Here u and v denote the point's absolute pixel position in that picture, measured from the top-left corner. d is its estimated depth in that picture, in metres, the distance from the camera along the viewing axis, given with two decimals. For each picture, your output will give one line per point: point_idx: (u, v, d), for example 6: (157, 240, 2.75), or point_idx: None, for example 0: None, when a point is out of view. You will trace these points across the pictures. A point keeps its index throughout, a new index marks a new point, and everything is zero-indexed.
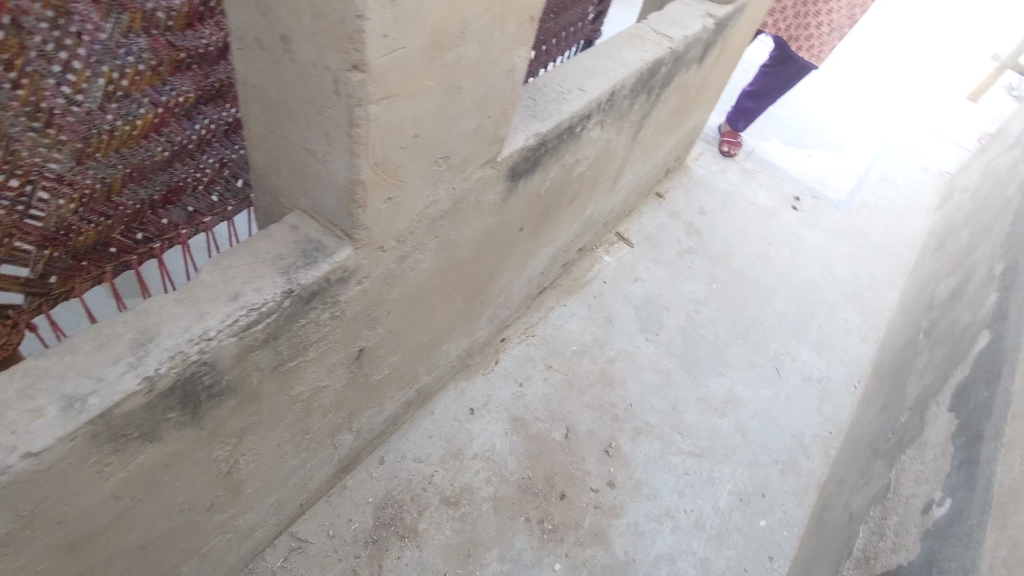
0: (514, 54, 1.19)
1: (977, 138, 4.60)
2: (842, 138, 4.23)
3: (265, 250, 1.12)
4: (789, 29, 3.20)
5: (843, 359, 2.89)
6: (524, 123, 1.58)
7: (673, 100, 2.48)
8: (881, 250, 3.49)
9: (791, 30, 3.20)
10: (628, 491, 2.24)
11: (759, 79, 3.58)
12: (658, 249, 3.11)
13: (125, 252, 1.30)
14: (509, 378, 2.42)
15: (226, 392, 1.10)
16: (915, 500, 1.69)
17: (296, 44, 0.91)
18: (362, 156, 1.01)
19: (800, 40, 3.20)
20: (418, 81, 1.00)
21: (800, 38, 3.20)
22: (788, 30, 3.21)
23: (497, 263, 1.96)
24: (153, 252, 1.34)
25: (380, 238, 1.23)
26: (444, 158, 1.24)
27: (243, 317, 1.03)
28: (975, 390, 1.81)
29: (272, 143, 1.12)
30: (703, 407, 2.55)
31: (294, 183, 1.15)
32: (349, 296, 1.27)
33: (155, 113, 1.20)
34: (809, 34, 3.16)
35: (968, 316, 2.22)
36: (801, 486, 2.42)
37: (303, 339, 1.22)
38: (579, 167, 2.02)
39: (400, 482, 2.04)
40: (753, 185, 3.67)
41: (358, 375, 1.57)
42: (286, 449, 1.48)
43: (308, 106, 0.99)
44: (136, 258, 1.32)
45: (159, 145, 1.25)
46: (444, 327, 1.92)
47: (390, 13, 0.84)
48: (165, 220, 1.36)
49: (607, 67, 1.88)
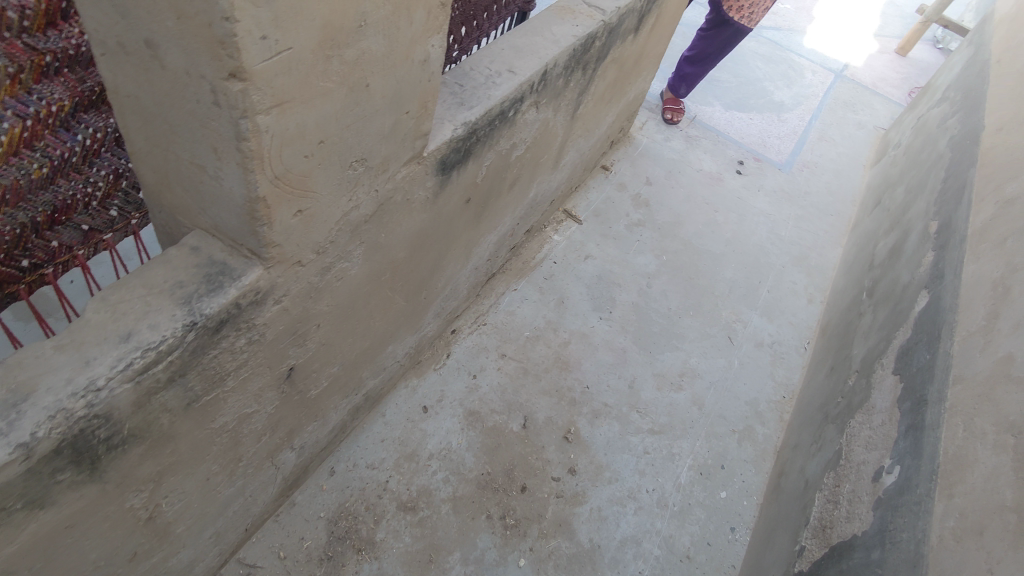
0: (426, 43, 1.09)
1: (908, 91, 4.67)
2: (782, 99, 4.24)
3: (162, 278, 1.01)
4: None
5: (793, 322, 2.92)
6: (450, 112, 1.48)
7: (610, 73, 2.40)
8: (824, 209, 3.52)
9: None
10: (589, 476, 2.21)
11: (698, 43, 3.51)
12: (607, 224, 3.05)
13: (10, 281, 1.21)
14: (462, 371, 2.34)
15: (129, 440, 1.01)
16: (866, 467, 1.70)
17: (163, 50, 0.80)
18: (258, 172, 0.90)
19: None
20: (314, 84, 0.89)
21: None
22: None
23: (438, 257, 1.87)
24: (43, 279, 1.23)
25: (295, 253, 1.13)
26: (360, 160, 1.14)
27: (137, 359, 0.94)
28: (918, 351, 1.81)
29: (159, 158, 1.00)
30: (660, 383, 2.53)
31: (190, 200, 1.04)
32: (266, 318, 1.17)
33: (23, 127, 1.10)
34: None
35: (908, 275, 2.24)
36: (759, 453, 2.43)
37: (217, 370, 1.12)
38: (516, 151, 1.92)
39: (353, 492, 1.98)
40: (698, 151, 3.64)
41: (291, 393, 1.48)
42: (217, 479, 1.39)
43: (189, 118, 0.87)
44: (24, 287, 1.23)
45: (34, 163, 1.14)
46: (386, 329, 1.83)
47: (266, 11, 0.73)
48: (54, 241, 1.24)
49: (537, 45, 1.78)
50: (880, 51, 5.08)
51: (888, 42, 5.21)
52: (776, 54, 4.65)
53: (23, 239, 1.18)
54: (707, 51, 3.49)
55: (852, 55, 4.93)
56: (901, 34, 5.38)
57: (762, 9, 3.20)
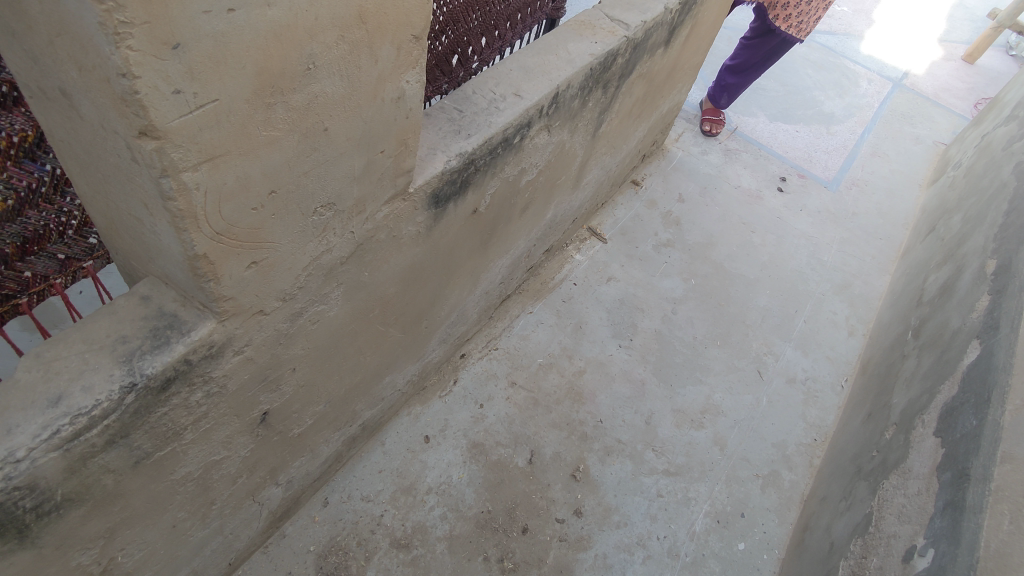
0: (398, 79, 0.99)
1: (974, 103, 4.33)
2: (832, 109, 3.98)
3: (105, 332, 0.94)
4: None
5: (830, 356, 2.71)
6: (445, 141, 1.36)
7: (637, 89, 2.25)
8: (872, 232, 3.28)
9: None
10: (596, 520, 2.07)
11: (740, 52, 3.29)
12: (633, 244, 2.89)
13: None
14: (469, 400, 2.23)
15: (65, 505, 0.95)
16: (897, 542, 1.52)
17: (77, 100, 0.71)
18: (192, 230, 0.82)
19: (778, 7, 2.92)
20: (254, 134, 0.80)
21: (777, 4, 2.91)
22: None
23: (439, 287, 1.76)
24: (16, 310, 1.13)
25: (254, 304, 1.04)
26: (328, 205, 1.04)
27: (65, 426, 0.87)
28: (963, 413, 1.62)
29: (103, 204, 0.92)
30: (679, 420, 2.37)
31: (137, 248, 0.96)
32: (225, 370, 1.09)
33: None
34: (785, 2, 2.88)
35: (958, 320, 2.03)
36: (783, 502, 2.25)
37: (170, 426, 1.05)
38: (526, 176, 1.80)
39: (345, 525, 1.90)
40: (737, 166, 3.44)
41: (269, 435, 1.41)
42: (186, 524, 1.33)
43: (116, 170, 0.79)
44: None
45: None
46: (381, 362, 1.74)
47: (174, 64, 0.64)
48: (26, 272, 1.12)
49: (550, 65, 1.65)
50: (945, 57, 4.73)
51: (954, 48, 4.85)
52: (828, 61, 4.37)
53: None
54: (752, 59, 3.28)
55: (913, 62, 4.60)
56: (970, 39, 5.01)
57: (812, 18, 2.94)
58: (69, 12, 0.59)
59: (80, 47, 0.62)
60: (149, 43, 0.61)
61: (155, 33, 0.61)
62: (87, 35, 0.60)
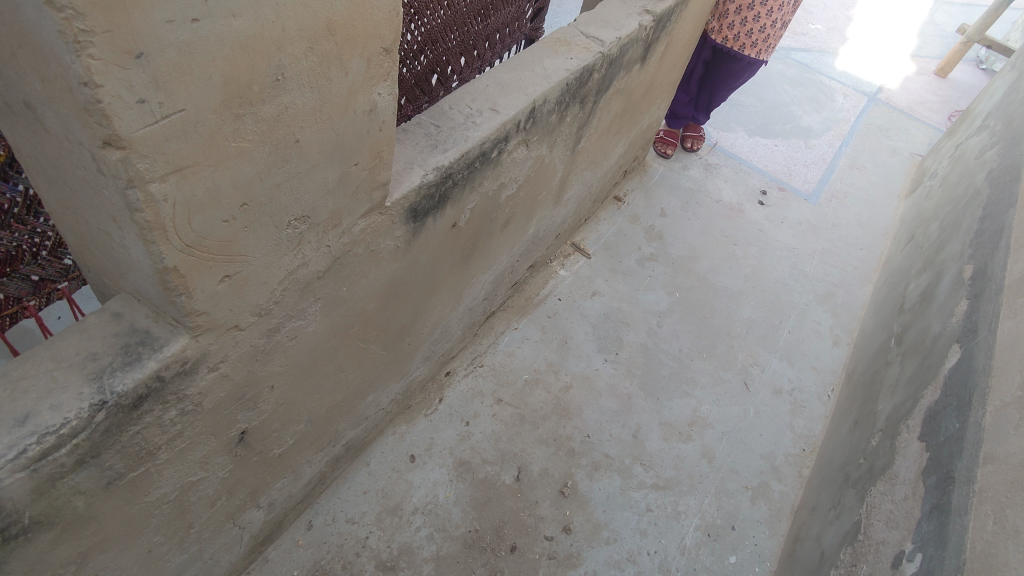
0: (369, 91, 1.00)
1: (947, 116, 4.43)
2: (810, 124, 4.05)
3: (74, 350, 0.93)
4: (738, 37, 2.93)
5: (815, 366, 2.72)
6: (421, 156, 1.37)
7: (616, 105, 2.29)
8: (852, 242, 3.31)
9: (742, 36, 2.92)
10: (585, 536, 2.04)
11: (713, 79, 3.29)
12: (617, 258, 2.90)
13: None
14: (454, 418, 2.20)
15: (33, 528, 0.93)
16: (885, 548, 1.51)
17: (42, 113, 0.71)
18: (161, 243, 0.81)
19: (755, 43, 2.94)
20: (223, 145, 0.80)
21: (753, 41, 2.93)
22: (738, 37, 2.93)
23: (421, 301, 1.75)
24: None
25: (228, 319, 1.03)
26: (302, 218, 1.04)
27: (32, 445, 0.85)
28: (946, 417, 1.63)
29: (73, 221, 0.92)
30: (667, 433, 2.36)
31: (108, 264, 0.95)
32: (201, 387, 1.08)
33: None
34: (762, 36, 2.91)
35: (938, 325, 2.06)
36: (773, 513, 2.24)
37: (143, 445, 1.03)
38: (506, 190, 1.81)
39: (330, 549, 1.86)
40: (717, 180, 3.48)
41: (248, 455, 1.39)
42: (163, 549, 1.30)
43: (83, 184, 0.79)
44: None
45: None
46: (364, 379, 1.72)
47: (137, 73, 0.65)
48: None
49: (526, 81, 1.67)
50: (918, 72, 4.84)
51: (927, 63, 4.97)
52: (804, 77, 4.46)
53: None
54: (724, 86, 3.27)
55: (887, 77, 4.70)
56: (940, 54, 5.14)
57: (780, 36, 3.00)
58: (29, 22, 0.60)
59: (43, 58, 0.63)
60: (112, 52, 0.62)
61: (118, 42, 0.62)
62: (48, 44, 0.61)
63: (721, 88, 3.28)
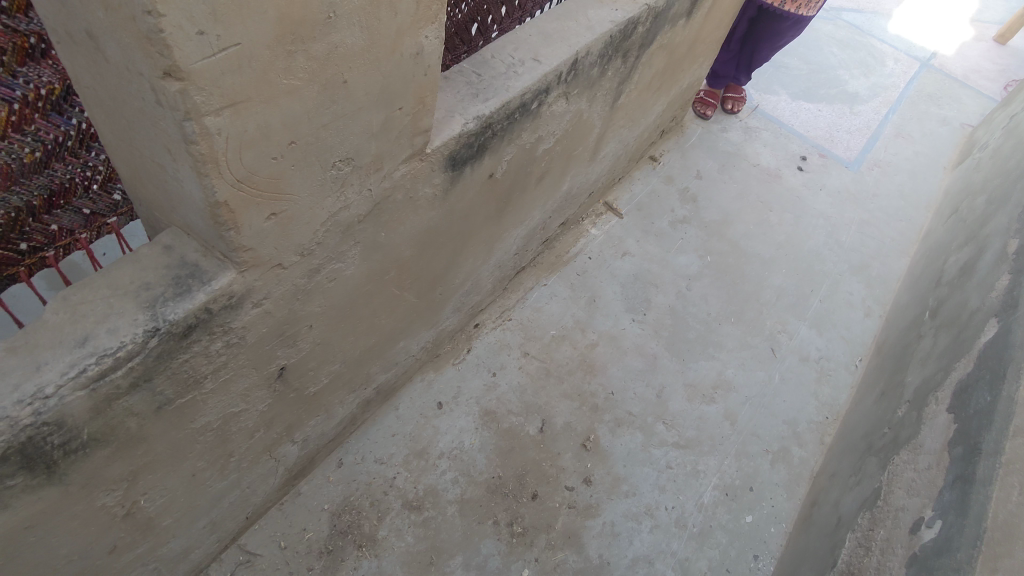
0: (417, 34, 1.00)
1: (1003, 85, 4.23)
2: (857, 88, 3.90)
3: (129, 279, 0.96)
4: None
5: (845, 335, 2.69)
6: (463, 104, 1.36)
7: (658, 61, 2.23)
8: (892, 213, 3.23)
9: None
10: (605, 488, 2.09)
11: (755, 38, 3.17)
12: (650, 219, 2.88)
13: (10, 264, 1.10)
14: (481, 369, 2.25)
15: (91, 444, 0.99)
16: (904, 514, 1.51)
17: (104, 43, 0.73)
18: (213, 175, 0.83)
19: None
20: (275, 82, 0.81)
21: None
22: None
23: (454, 252, 1.77)
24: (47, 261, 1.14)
25: (273, 256, 1.06)
26: (345, 160, 1.05)
27: (91, 366, 0.90)
28: (977, 390, 1.62)
29: (127, 152, 0.94)
30: (690, 394, 2.37)
31: (161, 197, 0.98)
32: (245, 321, 1.12)
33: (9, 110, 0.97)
34: None
35: (977, 300, 2.02)
36: (792, 477, 2.26)
37: (191, 373, 1.08)
38: (543, 144, 1.80)
39: (359, 486, 1.94)
40: (756, 144, 3.40)
41: (286, 391, 1.44)
42: (206, 474, 1.38)
43: (140, 115, 0.81)
44: (25, 268, 1.12)
45: (25, 147, 1.01)
46: (396, 326, 1.76)
47: (198, 4, 0.66)
48: (53, 225, 1.11)
49: (569, 31, 1.64)
50: (976, 38, 4.61)
51: (986, 29, 4.72)
52: (854, 39, 4.28)
53: (18, 222, 1.05)
54: (766, 45, 3.15)
55: (942, 42, 4.49)
56: (1002, 19, 4.87)
57: None
58: None
59: None
60: None
61: None
62: None
63: (763, 47, 3.17)
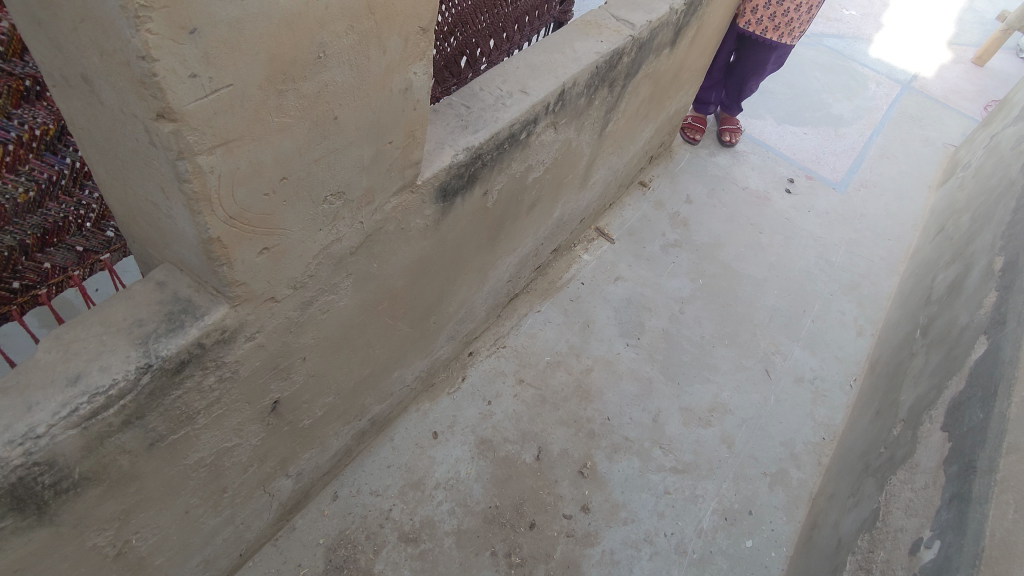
0: (406, 70, 1.02)
1: (983, 105, 4.32)
2: (840, 111, 3.98)
3: (122, 316, 0.97)
4: (764, 22, 2.87)
5: (838, 355, 2.70)
6: (452, 136, 1.39)
7: (644, 89, 2.28)
8: (880, 233, 3.27)
9: (768, 21, 2.86)
10: (603, 516, 2.07)
11: (739, 64, 3.23)
12: (641, 244, 2.90)
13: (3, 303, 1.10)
14: (477, 397, 2.24)
15: (82, 483, 0.98)
16: (903, 535, 1.51)
17: (99, 86, 0.75)
18: (206, 213, 0.85)
19: (781, 27, 2.88)
20: (267, 120, 0.83)
21: (779, 25, 2.86)
22: (763, 23, 2.87)
23: (447, 281, 1.77)
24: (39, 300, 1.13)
25: (265, 290, 1.07)
26: (337, 194, 1.07)
27: (84, 405, 0.90)
28: (970, 407, 1.62)
29: (121, 191, 0.95)
30: (686, 418, 2.37)
31: (155, 235, 0.99)
32: (238, 355, 1.12)
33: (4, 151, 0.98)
34: (787, 20, 2.85)
35: (966, 317, 2.04)
36: (791, 500, 2.25)
37: (184, 409, 1.08)
38: (533, 173, 1.82)
39: (355, 519, 1.92)
40: (744, 168, 3.45)
41: (279, 424, 1.44)
42: (199, 511, 1.36)
43: (134, 155, 0.83)
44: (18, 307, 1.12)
45: (19, 186, 1.02)
46: (390, 356, 1.76)
47: (191, 48, 0.68)
48: (47, 263, 1.12)
49: (556, 63, 1.68)
50: (954, 61, 4.71)
51: (964, 51, 4.84)
52: (836, 64, 4.38)
53: (11, 261, 1.06)
54: (749, 71, 3.21)
55: (922, 65, 4.59)
56: (979, 42, 5.00)
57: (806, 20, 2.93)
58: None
59: (103, 33, 0.66)
60: (168, 27, 0.65)
61: (173, 18, 0.64)
62: (109, 19, 0.64)
63: (747, 73, 3.23)
